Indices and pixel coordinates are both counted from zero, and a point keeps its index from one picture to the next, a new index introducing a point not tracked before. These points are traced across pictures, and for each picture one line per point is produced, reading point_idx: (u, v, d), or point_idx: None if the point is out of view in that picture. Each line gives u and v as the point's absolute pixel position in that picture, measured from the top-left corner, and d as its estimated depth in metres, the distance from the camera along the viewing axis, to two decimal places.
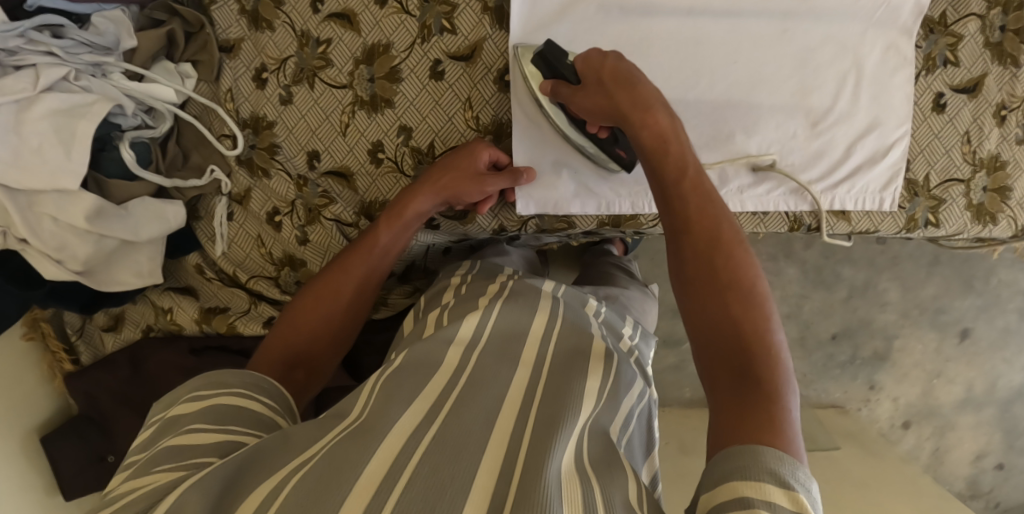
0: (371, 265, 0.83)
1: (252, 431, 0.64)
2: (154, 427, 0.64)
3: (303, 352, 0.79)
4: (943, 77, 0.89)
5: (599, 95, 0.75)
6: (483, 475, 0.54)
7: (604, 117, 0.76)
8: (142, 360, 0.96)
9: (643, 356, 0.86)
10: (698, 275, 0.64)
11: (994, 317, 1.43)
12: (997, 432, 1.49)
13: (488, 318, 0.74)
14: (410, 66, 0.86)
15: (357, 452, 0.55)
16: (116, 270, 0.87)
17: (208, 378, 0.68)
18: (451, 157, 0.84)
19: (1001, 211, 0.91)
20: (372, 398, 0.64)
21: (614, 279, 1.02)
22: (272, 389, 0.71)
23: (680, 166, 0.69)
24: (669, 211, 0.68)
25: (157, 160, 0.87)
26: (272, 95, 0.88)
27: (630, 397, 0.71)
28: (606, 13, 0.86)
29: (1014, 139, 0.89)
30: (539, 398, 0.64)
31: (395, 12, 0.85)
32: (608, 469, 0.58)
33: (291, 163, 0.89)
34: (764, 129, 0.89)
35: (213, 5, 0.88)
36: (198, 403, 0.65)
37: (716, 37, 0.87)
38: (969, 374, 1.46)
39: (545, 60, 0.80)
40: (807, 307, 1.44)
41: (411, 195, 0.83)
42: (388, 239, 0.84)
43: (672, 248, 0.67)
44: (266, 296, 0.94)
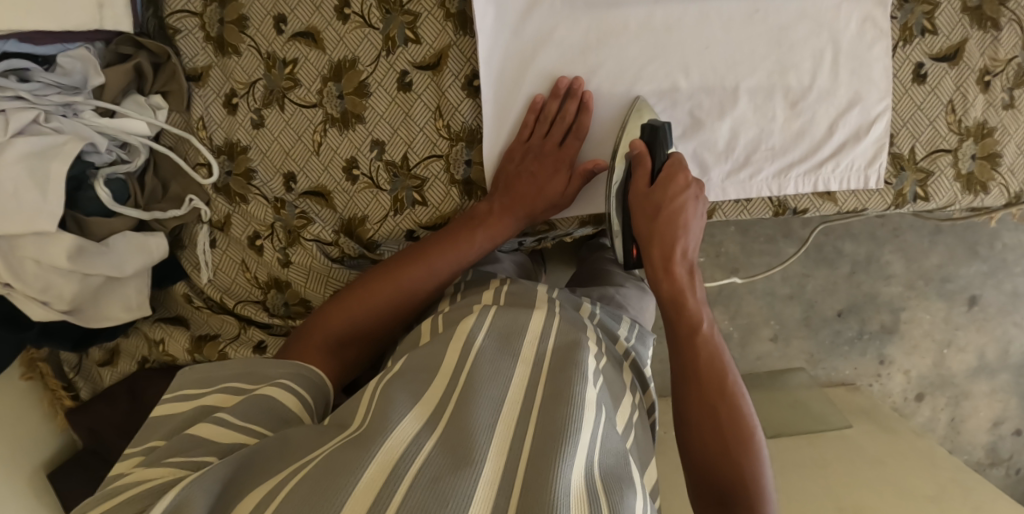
0: (457, 263, 0.83)
1: (259, 428, 0.65)
2: (188, 413, 0.69)
3: (359, 331, 0.81)
4: (922, 46, 0.88)
5: (646, 210, 0.79)
6: (483, 491, 0.55)
7: (636, 223, 0.80)
8: (140, 391, 0.96)
9: (642, 357, 0.87)
10: (698, 404, 0.72)
11: (1001, 282, 1.41)
12: (1013, 398, 1.47)
13: (484, 319, 0.73)
14: (377, 79, 0.84)
15: (356, 457, 0.56)
16: (104, 306, 0.88)
17: (251, 373, 0.73)
18: (535, 166, 0.82)
19: (992, 179, 0.90)
20: (371, 406, 0.64)
21: (603, 280, 1.06)
22: (305, 379, 0.73)
23: (694, 321, 0.76)
24: (682, 359, 0.75)
25: (135, 194, 0.87)
26: (244, 120, 0.88)
27: (625, 406, 0.73)
28: (572, 8, 0.82)
29: (1000, 104, 0.88)
30: (540, 398, 0.65)
31: (358, 27, 0.83)
32: (619, 480, 0.59)
33: (267, 187, 0.88)
34: (743, 114, 0.86)
35: (177, 34, 0.88)
36: (233, 398, 0.70)
37: (686, 24, 0.84)
38: (980, 341, 1.44)
39: (651, 134, 0.80)
40: (811, 284, 1.43)
41: (501, 215, 0.82)
42: (479, 241, 0.82)
43: (682, 368, 0.75)
44: (256, 321, 0.93)
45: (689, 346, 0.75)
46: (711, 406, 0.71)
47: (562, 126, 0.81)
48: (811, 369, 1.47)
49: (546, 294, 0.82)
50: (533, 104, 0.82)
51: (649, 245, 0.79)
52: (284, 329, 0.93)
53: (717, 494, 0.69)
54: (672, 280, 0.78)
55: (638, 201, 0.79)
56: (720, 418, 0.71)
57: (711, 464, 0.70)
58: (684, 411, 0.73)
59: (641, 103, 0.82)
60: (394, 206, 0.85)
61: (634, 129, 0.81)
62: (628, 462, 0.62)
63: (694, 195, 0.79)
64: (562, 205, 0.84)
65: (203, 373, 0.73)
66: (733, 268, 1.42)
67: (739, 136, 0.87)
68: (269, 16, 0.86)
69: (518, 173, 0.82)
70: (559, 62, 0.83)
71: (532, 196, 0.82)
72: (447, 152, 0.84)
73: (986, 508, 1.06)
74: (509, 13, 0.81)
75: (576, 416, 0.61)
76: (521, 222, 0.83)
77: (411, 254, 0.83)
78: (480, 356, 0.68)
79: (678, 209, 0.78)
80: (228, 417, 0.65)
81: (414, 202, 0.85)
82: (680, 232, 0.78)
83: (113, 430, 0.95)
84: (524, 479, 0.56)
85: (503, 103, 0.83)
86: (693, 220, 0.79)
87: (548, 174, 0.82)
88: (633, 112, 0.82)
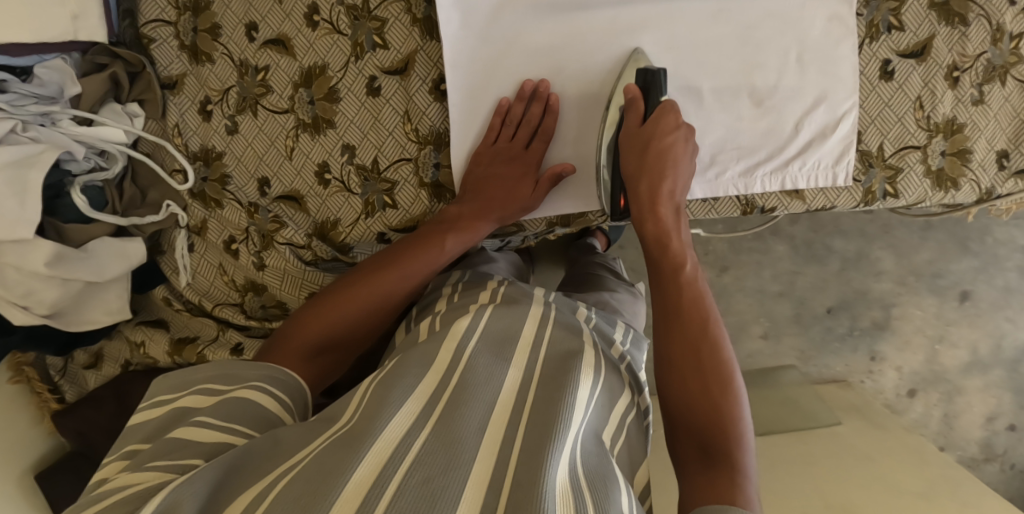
0: (432, 267, 0.82)
1: (246, 430, 0.65)
2: (165, 415, 0.67)
3: (339, 338, 0.80)
4: (889, 43, 0.88)
5: (637, 146, 0.80)
6: (472, 491, 0.56)
7: (626, 160, 0.81)
8: (125, 393, 0.97)
9: (637, 360, 0.87)
10: (679, 339, 0.71)
11: (993, 277, 1.41)
12: (1007, 393, 1.46)
13: (479, 322, 0.74)
14: (347, 85, 0.85)
15: (345, 459, 0.56)
16: (85, 310, 0.90)
17: (226, 374, 0.71)
18: (503, 166, 0.82)
19: (962, 176, 0.90)
20: (360, 407, 0.65)
21: (597, 283, 1.07)
22: (283, 379, 0.73)
23: (679, 262, 0.77)
24: (665, 297, 0.75)
25: (113, 201, 0.89)
26: (218, 126, 0.89)
27: (620, 405, 0.73)
28: (538, 12, 0.81)
29: (969, 100, 0.89)
30: (531, 401, 0.66)
31: (327, 33, 0.85)
32: (605, 479, 0.61)
33: (242, 191, 0.90)
34: (708, 113, 0.87)
35: (151, 43, 0.89)
36: (210, 399, 0.68)
37: (652, 26, 0.83)
38: (972, 336, 1.44)
39: (645, 78, 0.80)
40: (801, 281, 1.43)
41: (473, 217, 0.82)
42: (451, 246, 0.82)
43: (663, 304, 0.75)
44: (234, 323, 0.95)
45: (673, 285, 0.75)
46: (690, 341, 0.70)
47: (528, 127, 0.82)
48: (803, 366, 1.47)
49: (541, 297, 0.83)
50: (500, 107, 0.82)
51: (637, 186, 0.80)
52: (263, 331, 0.94)
53: (696, 436, 0.67)
54: (659, 220, 0.79)
55: (630, 141, 0.80)
56: (700, 354, 0.70)
57: (688, 402, 0.68)
58: (665, 351, 0.72)
59: (636, 55, 0.82)
60: (365, 209, 0.87)
61: (630, 73, 0.81)
62: (609, 461, 0.64)
63: (684, 137, 0.80)
64: (531, 208, 0.84)
65: (179, 378, 0.71)
66: (723, 266, 1.43)
67: (705, 135, 0.88)
68: (241, 24, 0.87)
69: (489, 173, 0.82)
70: (523, 68, 0.82)
71: (501, 198, 0.82)
72: (416, 155, 0.85)
73: (973, 507, 1.06)
74: (474, 18, 0.81)
75: (565, 419, 0.63)
76: (493, 220, 0.83)
77: (388, 258, 0.82)
78: (473, 361, 0.69)
79: (669, 147, 0.79)
80: (212, 420, 0.65)
81: (385, 205, 0.86)
82: (668, 172, 0.79)
83: (101, 432, 0.98)
84: (516, 475, 0.58)
85: (469, 107, 0.83)
86: (684, 161, 0.80)
87: (517, 178, 0.82)
88: (630, 60, 0.81)
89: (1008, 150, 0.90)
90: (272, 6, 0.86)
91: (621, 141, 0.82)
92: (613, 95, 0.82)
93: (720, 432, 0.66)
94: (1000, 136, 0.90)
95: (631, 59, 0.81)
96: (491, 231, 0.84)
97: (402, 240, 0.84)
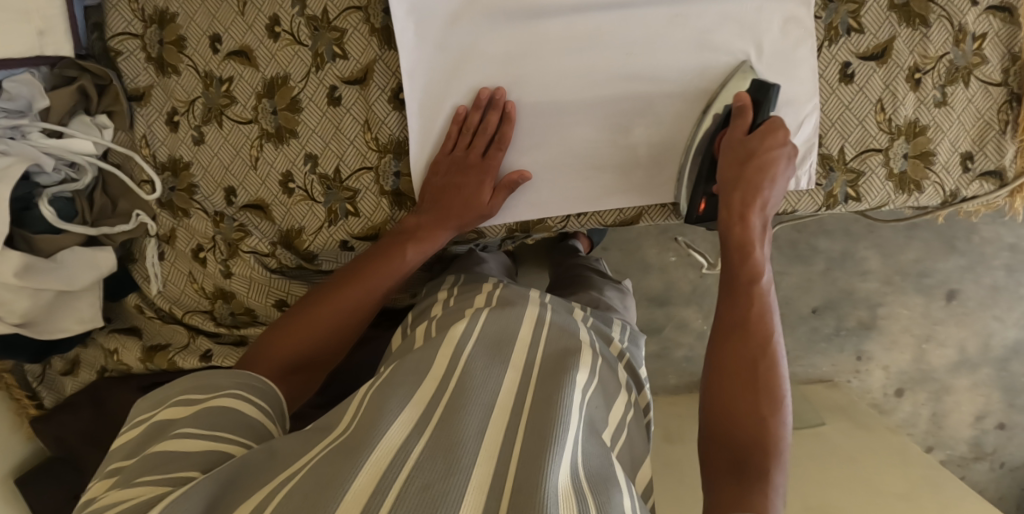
0: (396, 276, 0.83)
1: (235, 436, 0.66)
2: (144, 430, 0.66)
3: (309, 357, 0.80)
4: (848, 45, 0.88)
5: (735, 154, 0.79)
6: (473, 493, 0.56)
7: (724, 165, 0.80)
8: (102, 399, 0.99)
9: (636, 357, 0.91)
10: (739, 353, 0.72)
11: (980, 276, 1.40)
12: (996, 391, 1.46)
13: (474, 325, 0.75)
14: (308, 95, 0.86)
15: (345, 467, 0.57)
16: (58, 318, 0.91)
17: (201, 382, 0.71)
18: (461, 175, 0.82)
19: (925, 178, 0.90)
20: (355, 417, 0.65)
21: (585, 282, 1.08)
22: (264, 387, 0.73)
23: (754, 274, 0.76)
24: (733, 304, 0.75)
25: (83, 211, 0.90)
26: (185, 136, 0.91)
27: (619, 405, 0.75)
28: (492, 20, 0.81)
29: (932, 102, 0.89)
30: (528, 403, 0.67)
31: (288, 44, 0.86)
32: (606, 480, 0.60)
33: (208, 200, 0.91)
34: (667, 120, 0.84)
35: (119, 56, 0.91)
36: (188, 408, 0.67)
37: (609, 31, 0.82)
38: (960, 335, 1.43)
39: (758, 91, 0.80)
40: (786, 282, 1.42)
41: (433, 226, 0.83)
42: (411, 257, 0.82)
43: (731, 310, 0.75)
44: (204, 330, 0.96)
45: (746, 297, 0.75)
46: (751, 357, 0.72)
47: (485, 137, 0.82)
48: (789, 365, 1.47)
49: (535, 298, 0.83)
50: (456, 115, 0.82)
51: (731, 191, 0.79)
52: (232, 338, 0.96)
53: (730, 450, 0.68)
54: (747, 227, 0.77)
55: (731, 146, 0.80)
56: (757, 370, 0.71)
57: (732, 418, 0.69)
58: (722, 355, 0.73)
59: (744, 68, 0.83)
60: (328, 217, 0.88)
61: (744, 82, 0.82)
62: (612, 463, 0.63)
63: (788, 155, 0.79)
64: (488, 214, 0.84)
65: (160, 394, 0.70)
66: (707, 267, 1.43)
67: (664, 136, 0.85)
68: (205, 36, 0.89)
69: (447, 183, 0.83)
70: (480, 77, 0.83)
71: (459, 206, 0.82)
72: (376, 164, 0.86)
73: (954, 508, 1.06)
74: (430, 27, 0.82)
75: (563, 420, 0.63)
76: (452, 229, 0.83)
77: (357, 269, 0.83)
78: (472, 362, 0.70)
79: (770, 161, 0.78)
80: (197, 430, 0.64)
81: (347, 213, 0.87)
82: (764, 184, 0.78)
83: (79, 437, 0.99)
84: (515, 479, 0.57)
85: (425, 118, 0.84)
86: (781, 179, 0.79)
87: (475, 186, 0.82)
88: (740, 71, 0.82)
89: (973, 152, 0.90)
90: (235, 18, 0.87)
91: (721, 145, 0.81)
92: (715, 101, 0.82)
93: (757, 454, 0.67)
94: (964, 138, 0.90)
95: (745, 70, 0.82)
96: (451, 239, 0.85)
97: (374, 246, 0.85)
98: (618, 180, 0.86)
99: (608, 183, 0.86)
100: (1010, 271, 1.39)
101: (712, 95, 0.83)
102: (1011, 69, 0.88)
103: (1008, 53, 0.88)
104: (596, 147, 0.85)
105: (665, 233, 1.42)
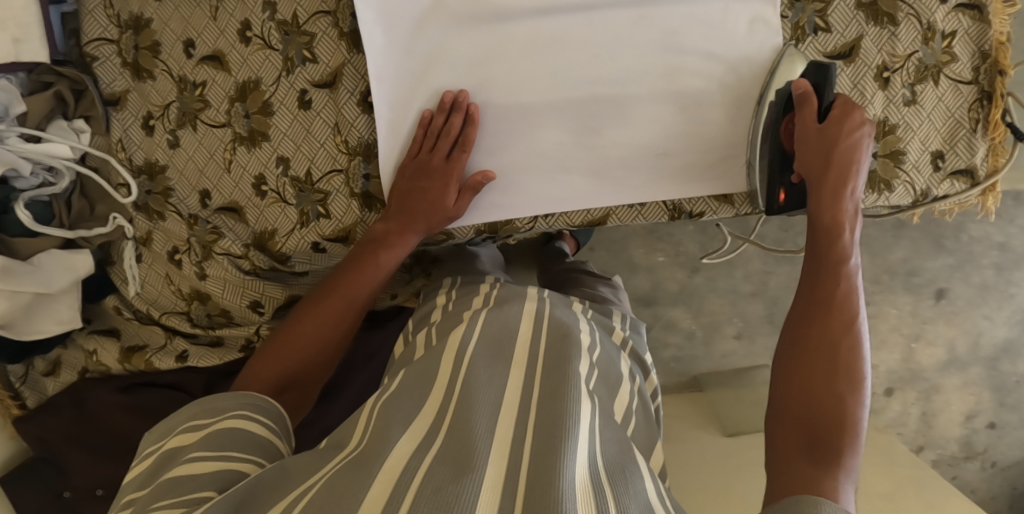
0: (374, 281, 0.84)
1: (245, 456, 0.65)
2: (150, 461, 0.65)
3: (298, 372, 0.81)
4: (816, 44, 0.88)
5: (816, 140, 0.79)
6: (488, 494, 0.55)
7: (804, 152, 0.80)
8: (82, 399, 1.01)
9: (638, 343, 0.93)
10: (821, 329, 0.72)
11: (969, 275, 1.39)
12: (986, 390, 1.45)
13: (475, 327, 0.77)
14: (279, 99, 0.88)
15: (360, 477, 0.57)
16: (36, 320, 0.92)
17: (205, 406, 0.70)
18: (425, 180, 0.83)
19: (895, 177, 0.90)
20: (367, 428, 0.65)
21: (576, 283, 1.07)
22: (268, 407, 0.73)
23: (841, 255, 0.75)
24: (818, 283, 0.75)
25: (60, 215, 0.91)
26: (161, 140, 0.92)
27: (625, 391, 0.77)
28: (458, 23, 0.82)
29: (901, 101, 0.89)
30: (537, 395, 0.67)
31: (259, 49, 0.87)
32: (624, 469, 0.61)
33: (184, 203, 0.93)
34: (633, 119, 0.84)
35: (95, 62, 0.92)
36: (193, 433, 0.67)
37: (574, 32, 0.82)
38: (949, 334, 1.43)
39: (818, 76, 0.80)
40: (773, 280, 1.43)
41: (400, 232, 0.84)
42: (385, 263, 0.84)
43: (813, 289, 0.75)
44: (181, 331, 0.98)
45: (830, 278, 0.74)
46: (833, 336, 0.71)
47: (450, 140, 0.82)
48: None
49: (536, 293, 0.85)
50: (421, 120, 0.83)
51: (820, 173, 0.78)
52: (208, 338, 0.99)
53: (803, 425, 0.66)
54: (837, 208, 0.77)
55: (806, 134, 0.79)
56: (840, 350, 0.70)
57: (811, 395, 0.68)
58: (802, 332, 0.72)
59: (789, 52, 0.82)
60: (300, 219, 0.89)
61: (800, 69, 0.82)
62: (630, 449, 0.65)
63: (868, 135, 0.79)
64: (454, 215, 0.84)
65: (167, 423, 0.69)
66: (695, 267, 1.43)
67: (630, 138, 0.85)
68: (179, 41, 0.90)
69: (415, 187, 0.83)
70: (447, 78, 0.83)
71: (424, 210, 0.83)
72: (346, 167, 0.87)
73: (936, 508, 1.06)
74: (398, 31, 0.83)
75: (574, 411, 0.64)
76: (420, 232, 0.84)
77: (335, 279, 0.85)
78: (473, 363, 0.70)
79: (853, 144, 0.78)
80: (206, 454, 0.64)
81: (319, 215, 0.88)
82: (852, 168, 0.78)
83: (61, 437, 1.00)
84: (528, 476, 0.57)
85: (392, 123, 0.85)
86: (863, 162, 0.78)
87: (439, 189, 0.83)
88: (786, 59, 0.82)
89: (943, 151, 0.90)
90: (207, 23, 0.88)
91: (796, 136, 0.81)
92: (768, 91, 0.82)
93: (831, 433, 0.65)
94: (935, 137, 0.90)
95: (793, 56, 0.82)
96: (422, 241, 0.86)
97: (351, 253, 0.86)
98: (586, 180, 0.86)
99: (576, 184, 0.86)
100: (999, 270, 1.38)
101: (764, 81, 0.83)
102: (982, 66, 0.88)
103: (978, 51, 0.88)
104: (563, 148, 0.85)
105: (652, 233, 1.42)
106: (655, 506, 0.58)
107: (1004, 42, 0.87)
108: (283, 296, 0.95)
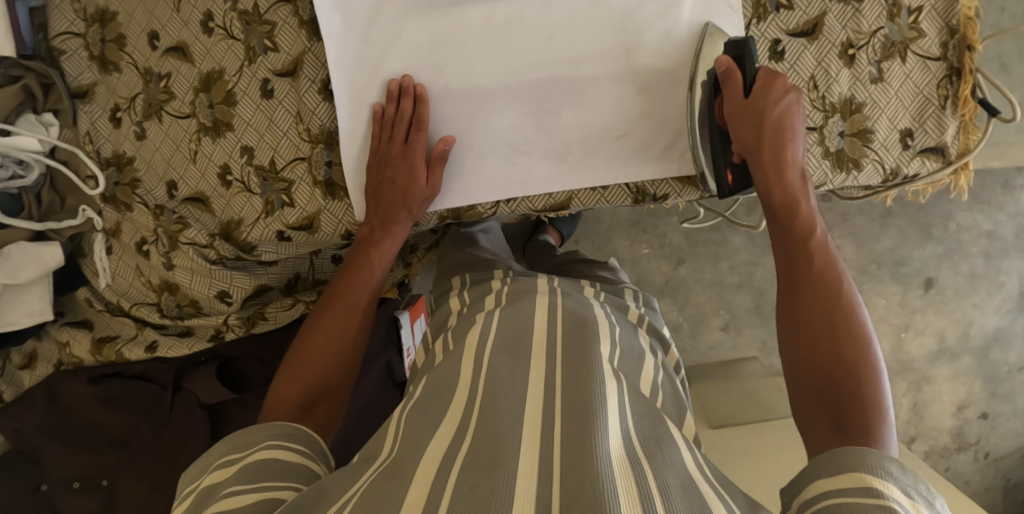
0: (368, 287, 0.84)
1: (282, 486, 0.62)
2: (187, 502, 0.62)
3: (325, 388, 0.78)
4: (777, 22, 0.86)
5: (750, 121, 0.79)
6: (523, 483, 0.54)
7: (741, 136, 0.80)
8: (58, 392, 1.02)
9: (655, 319, 0.92)
10: (812, 306, 0.72)
11: (958, 264, 1.37)
12: (977, 381, 1.43)
13: (491, 325, 0.75)
14: (242, 88, 0.88)
15: (393, 491, 0.55)
16: (5, 310, 0.93)
17: (236, 441, 0.67)
18: (392, 169, 0.83)
19: (863, 156, 0.88)
20: (397, 437, 0.64)
21: (574, 272, 1.06)
22: (300, 434, 0.70)
23: (806, 227, 0.76)
24: (791, 266, 0.75)
25: (29, 207, 0.92)
26: (128, 132, 0.93)
27: (648, 367, 0.75)
28: (414, 8, 0.82)
29: (868, 78, 0.87)
30: (560, 383, 0.65)
31: (222, 39, 0.88)
32: (659, 441, 0.60)
33: (151, 194, 0.94)
34: (591, 102, 0.84)
35: (62, 55, 0.93)
36: (226, 469, 0.63)
37: (529, 16, 0.82)
38: (939, 324, 1.41)
39: (738, 50, 0.81)
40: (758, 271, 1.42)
41: (389, 224, 0.84)
42: (377, 260, 0.85)
43: (785, 265, 0.76)
44: (150, 322, 0.99)
45: (803, 252, 0.75)
46: (824, 307, 0.71)
47: (408, 123, 0.83)
48: (764, 357, 1.47)
49: (547, 284, 0.83)
50: (374, 115, 0.84)
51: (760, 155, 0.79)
52: (177, 329, 1.00)
53: (823, 401, 0.67)
54: (785, 183, 0.78)
55: (739, 115, 0.80)
56: (835, 321, 0.70)
57: (821, 373, 0.68)
58: (796, 308, 0.73)
59: (711, 31, 0.82)
60: (265, 208, 0.89)
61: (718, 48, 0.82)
62: (663, 422, 0.64)
63: (795, 100, 0.80)
64: (434, 192, 0.84)
65: (202, 463, 0.66)
66: (679, 259, 1.41)
67: (589, 123, 0.85)
68: (144, 33, 0.91)
69: (384, 176, 0.84)
70: (408, 64, 0.84)
71: (400, 199, 0.84)
72: (309, 154, 0.88)
73: None
74: (355, 18, 0.83)
75: (599, 396, 0.62)
76: (403, 222, 0.85)
77: (328, 298, 0.84)
78: (488, 358, 0.69)
79: (783, 115, 0.79)
80: (242, 488, 0.60)
81: (283, 203, 0.89)
82: (789, 138, 0.79)
83: (36, 432, 1.00)
84: (563, 460, 0.56)
85: (350, 124, 0.86)
86: (798, 126, 0.80)
87: (407, 175, 0.83)
88: (707, 41, 0.82)
89: (912, 128, 0.88)
90: (171, 15, 0.89)
91: (727, 120, 0.82)
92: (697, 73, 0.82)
93: (847, 394, 0.66)
94: (903, 115, 0.88)
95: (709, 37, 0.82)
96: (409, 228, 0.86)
97: (336, 274, 0.86)
98: (547, 164, 0.86)
99: (535, 167, 0.87)
100: (989, 258, 1.36)
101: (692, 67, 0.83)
102: (950, 42, 0.86)
103: (946, 26, 0.85)
104: (523, 132, 0.85)
105: (636, 226, 1.40)
106: (693, 474, 0.57)
107: (971, 16, 0.84)
108: (251, 285, 0.95)
